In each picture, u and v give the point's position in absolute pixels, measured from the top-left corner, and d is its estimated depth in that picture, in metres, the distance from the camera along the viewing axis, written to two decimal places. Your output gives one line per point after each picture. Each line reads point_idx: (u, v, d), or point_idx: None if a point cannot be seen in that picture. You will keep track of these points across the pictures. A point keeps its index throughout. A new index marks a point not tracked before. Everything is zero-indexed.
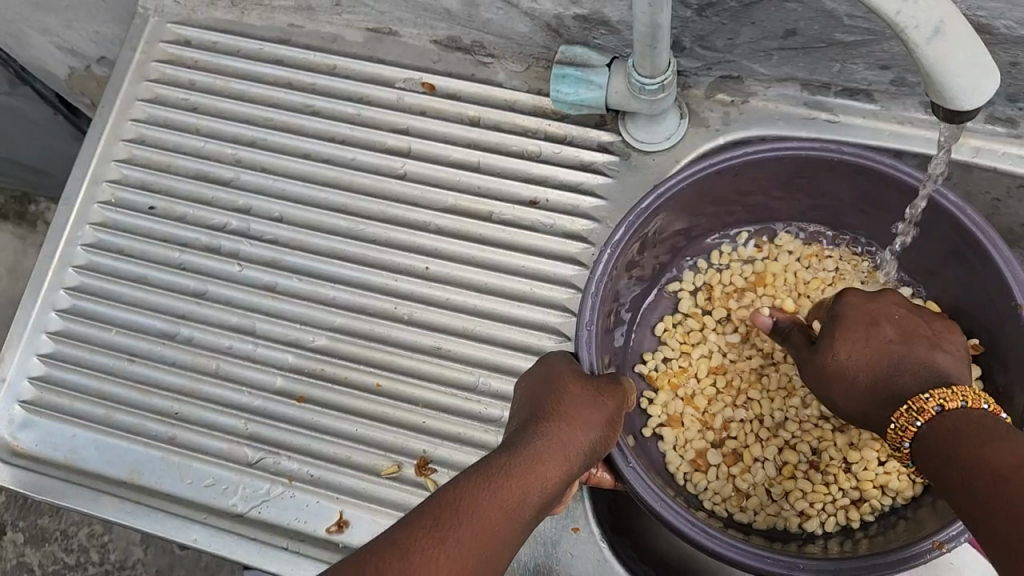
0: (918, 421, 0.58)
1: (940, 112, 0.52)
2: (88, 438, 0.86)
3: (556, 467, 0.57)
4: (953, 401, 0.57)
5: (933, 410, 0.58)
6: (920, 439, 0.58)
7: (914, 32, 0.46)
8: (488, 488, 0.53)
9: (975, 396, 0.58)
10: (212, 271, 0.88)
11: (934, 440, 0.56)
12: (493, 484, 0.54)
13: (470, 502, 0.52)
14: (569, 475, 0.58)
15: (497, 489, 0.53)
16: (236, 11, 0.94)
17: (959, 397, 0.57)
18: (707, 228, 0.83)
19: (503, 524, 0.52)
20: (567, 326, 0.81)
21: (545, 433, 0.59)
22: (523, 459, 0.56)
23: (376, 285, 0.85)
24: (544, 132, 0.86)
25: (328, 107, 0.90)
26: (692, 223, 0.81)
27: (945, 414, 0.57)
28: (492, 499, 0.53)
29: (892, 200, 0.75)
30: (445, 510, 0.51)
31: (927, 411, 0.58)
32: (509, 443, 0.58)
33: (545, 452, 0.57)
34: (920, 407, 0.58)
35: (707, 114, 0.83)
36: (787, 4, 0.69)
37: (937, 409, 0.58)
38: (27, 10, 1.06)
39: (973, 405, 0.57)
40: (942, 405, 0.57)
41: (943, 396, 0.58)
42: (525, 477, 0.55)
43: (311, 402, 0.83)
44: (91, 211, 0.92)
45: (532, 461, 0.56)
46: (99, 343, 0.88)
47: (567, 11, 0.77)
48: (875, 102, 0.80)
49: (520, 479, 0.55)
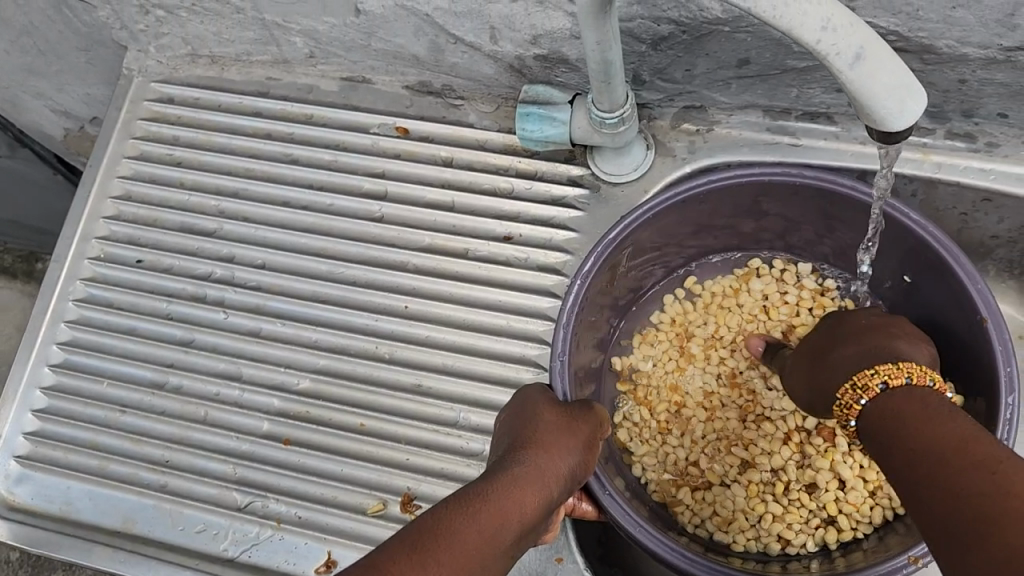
0: (863, 398, 0.62)
1: (873, 132, 0.53)
2: (82, 490, 0.87)
3: (535, 491, 0.56)
4: (896, 378, 0.61)
5: (876, 388, 0.61)
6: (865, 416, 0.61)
7: (836, 58, 0.48)
8: (467, 513, 0.51)
9: (921, 372, 0.60)
10: (198, 320, 0.90)
11: (875, 422, 0.59)
12: (472, 509, 0.51)
13: (449, 529, 0.49)
14: (551, 501, 0.57)
15: (476, 514, 0.51)
16: (216, 68, 0.98)
17: (903, 374, 0.61)
18: (678, 255, 0.85)
19: (484, 549, 0.50)
20: (544, 358, 0.82)
21: (524, 459, 0.58)
22: (501, 485, 0.54)
23: (357, 326, 0.86)
24: (515, 169, 0.88)
25: (306, 154, 0.93)
26: (663, 250, 0.83)
27: (890, 391, 0.60)
28: (472, 523, 0.50)
29: (855, 219, 0.76)
30: (424, 537, 0.47)
31: (872, 388, 0.61)
32: (486, 472, 0.57)
33: (524, 476, 0.56)
34: (864, 385, 0.62)
35: (673, 143, 0.85)
36: (736, 34, 0.71)
37: (882, 386, 0.61)
38: (20, 77, 1.09)
39: (917, 380, 0.60)
40: (885, 382, 0.61)
41: (888, 374, 0.61)
42: (505, 501, 0.53)
43: (297, 444, 0.84)
44: (81, 267, 0.94)
45: (511, 486, 0.55)
46: (91, 396, 0.90)
47: (528, 52, 0.80)
48: (836, 124, 0.81)
49: (499, 505, 0.53)
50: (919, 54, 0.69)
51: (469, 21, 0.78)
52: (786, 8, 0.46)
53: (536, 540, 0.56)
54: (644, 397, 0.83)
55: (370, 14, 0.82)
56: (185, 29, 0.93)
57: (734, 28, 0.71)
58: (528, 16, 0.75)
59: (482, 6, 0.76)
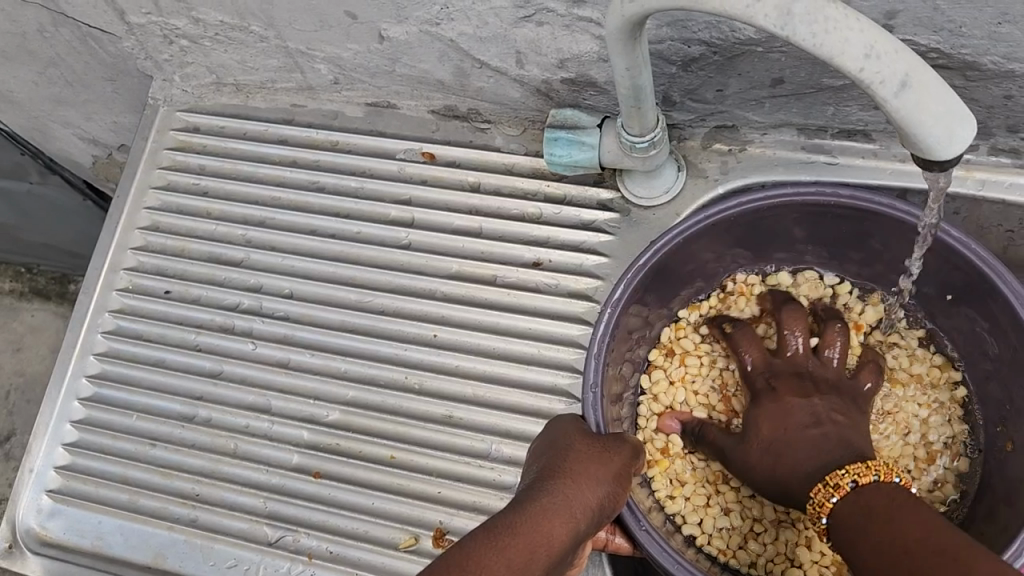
0: (834, 496, 0.61)
1: (920, 160, 0.50)
2: (113, 524, 0.87)
3: (563, 524, 0.53)
4: (865, 476, 0.60)
5: (848, 485, 0.61)
6: (850, 500, 0.60)
7: (880, 86, 0.45)
8: (493, 549, 0.49)
9: (887, 470, 0.61)
10: (227, 351, 0.89)
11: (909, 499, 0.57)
12: (500, 543, 0.50)
13: (478, 564, 0.48)
14: (580, 533, 0.54)
15: (502, 549, 0.50)
16: (241, 96, 0.98)
17: (872, 472, 0.61)
18: (733, 265, 0.83)
19: None
20: (576, 387, 0.80)
21: (552, 489, 0.55)
22: (529, 517, 0.52)
23: (385, 356, 0.85)
24: (544, 192, 0.86)
25: (333, 182, 0.92)
26: (708, 264, 0.81)
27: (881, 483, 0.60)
28: (501, 558, 0.49)
29: (892, 235, 0.74)
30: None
31: (843, 485, 0.61)
32: (513, 501, 0.55)
33: (551, 507, 0.54)
34: (836, 483, 0.61)
35: (705, 164, 0.83)
36: (770, 54, 0.69)
37: (851, 485, 0.61)
38: (49, 107, 1.10)
39: (885, 479, 0.60)
40: (856, 480, 0.61)
41: (857, 471, 0.61)
42: (532, 535, 0.51)
43: (328, 477, 0.83)
44: (109, 298, 0.94)
45: (539, 517, 0.53)
46: (121, 429, 0.90)
47: (555, 76, 0.79)
48: (874, 141, 0.79)
49: (528, 539, 0.51)
50: (962, 71, 0.66)
51: (495, 46, 0.77)
52: (827, 36, 0.44)
53: (563, 571, 0.55)
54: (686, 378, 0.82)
55: (394, 41, 0.81)
56: (209, 58, 0.93)
57: (768, 49, 0.69)
58: (554, 40, 0.74)
59: (508, 30, 0.74)
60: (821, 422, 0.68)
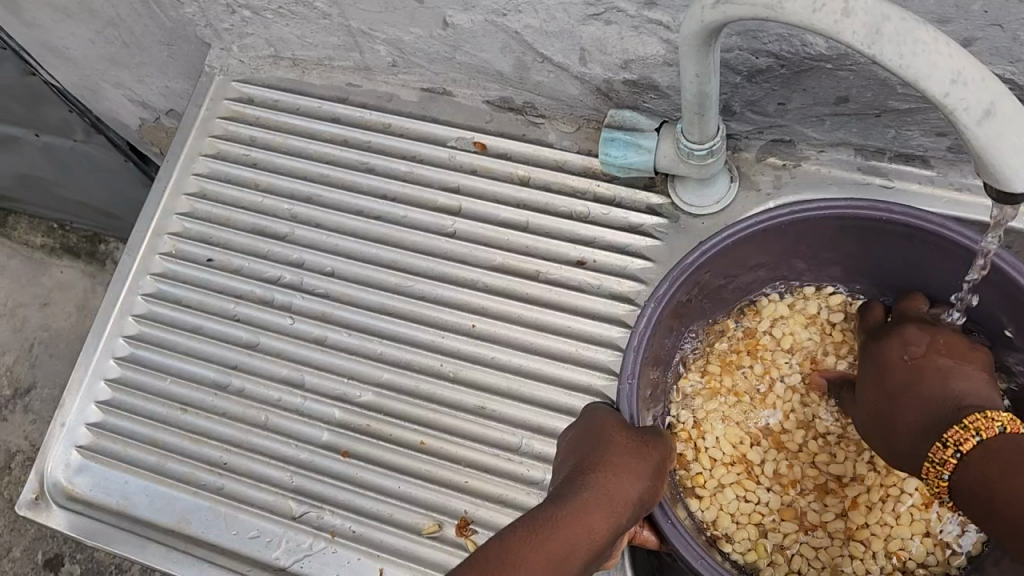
0: (946, 474, 0.63)
1: (993, 192, 0.49)
2: (140, 485, 0.88)
3: (600, 522, 0.53)
4: (968, 442, 0.61)
5: (953, 458, 0.62)
6: (962, 473, 0.61)
7: (963, 113, 0.45)
8: (527, 548, 0.49)
9: (987, 423, 0.62)
10: (265, 323, 0.90)
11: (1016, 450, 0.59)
12: (534, 541, 0.50)
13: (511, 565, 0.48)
14: (616, 531, 0.54)
15: (537, 548, 0.50)
16: (297, 71, 0.98)
17: (970, 433, 0.62)
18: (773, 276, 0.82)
19: None
20: (610, 389, 0.80)
21: (590, 484, 0.55)
22: (565, 513, 0.52)
23: (423, 342, 0.85)
24: (593, 192, 0.86)
25: (382, 163, 0.92)
26: (751, 273, 0.80)
27: (985, 444, 0.61)
28: (533, 559, 0.49)
29: (940, 262, 0.73)
30: None
31: (948, 461, 0.62)
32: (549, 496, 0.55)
33: (588, 505, 0.53)
34: (941, 459, 0.63)
35: (758, 177, 0.83)
36: (838, 72, 0.69)
37: (957, 455, 0.62)
38: (104, 66, 1.11)
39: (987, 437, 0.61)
40: (958, 450, 0.62)
41: (957, 440, 0.62)
42: (569, 533, 0.51)
43: (355, 457, 0.83)
44: (153, 261, 0.95)
45: (576, 512, 0.53)
46: (153, 392, 0.90)
47: (617, 76, 0.79)
48: (932, 168, 0.78)
49: (563, 539, 0.51)
50: None
51: (560, 42, 0.77)
52: (914, 58, 0.44)
53: (599, 565, 0.54)
54: (703, 403, 0.80)
55: (458, 28, 0.81)
56: (269, 31, 0.93)
57: (837, 66, 0.68)
58: (620, 40, 0.74)
59: (574, 27, 0.74)
60: (934, 377, 0.68)
